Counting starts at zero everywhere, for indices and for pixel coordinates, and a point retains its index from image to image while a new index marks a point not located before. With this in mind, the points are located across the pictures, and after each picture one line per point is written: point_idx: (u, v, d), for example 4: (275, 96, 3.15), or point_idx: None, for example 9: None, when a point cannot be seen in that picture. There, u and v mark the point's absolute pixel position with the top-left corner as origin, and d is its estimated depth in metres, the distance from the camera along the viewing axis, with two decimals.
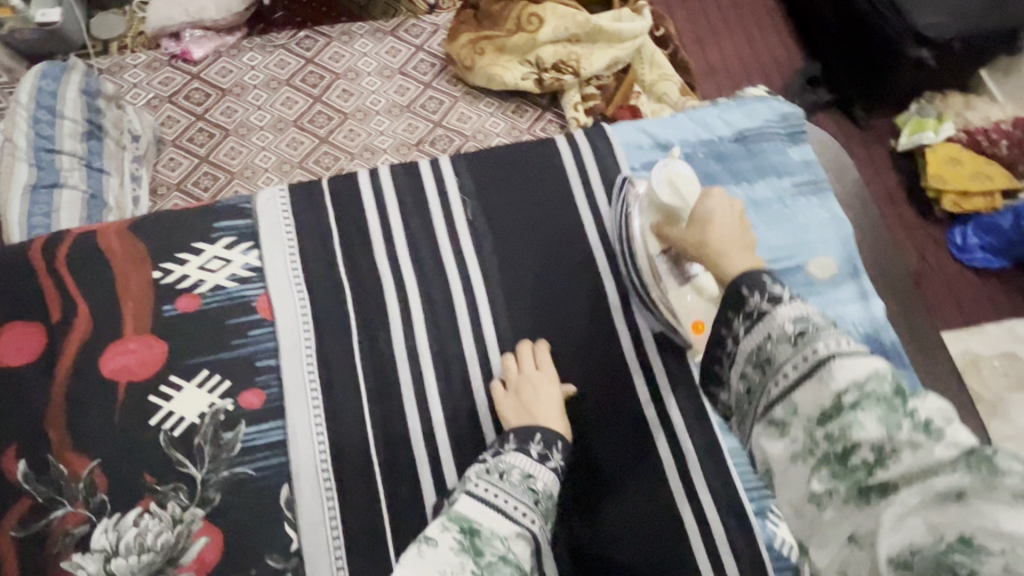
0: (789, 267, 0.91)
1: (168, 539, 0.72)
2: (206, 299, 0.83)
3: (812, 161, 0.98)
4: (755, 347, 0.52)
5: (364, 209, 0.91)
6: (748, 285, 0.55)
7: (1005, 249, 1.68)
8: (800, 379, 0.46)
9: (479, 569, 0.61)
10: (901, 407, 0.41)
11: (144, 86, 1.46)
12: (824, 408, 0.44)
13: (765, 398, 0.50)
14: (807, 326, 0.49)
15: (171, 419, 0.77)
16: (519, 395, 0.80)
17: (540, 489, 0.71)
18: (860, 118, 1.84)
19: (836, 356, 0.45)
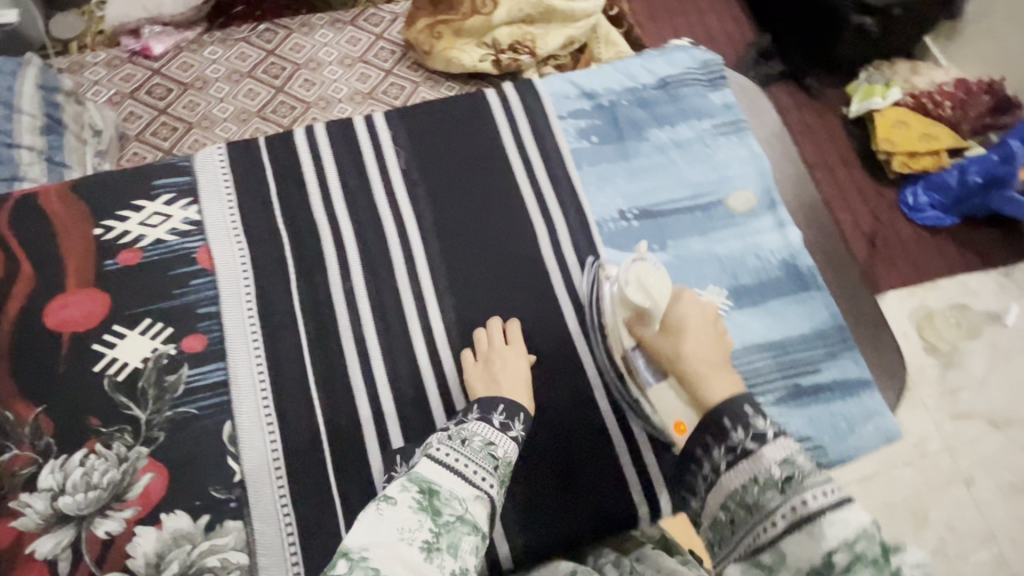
0: (709, 203, 0.95)
1: (114, 477, 0.75)
2: (147, 252, 0.86)
3: (732, 103, 1.02)
4: (742, 488, 0.57)
5: (301, 166, 0.94)
6: (729, 417, 0.62)
7: (955, 206, 1.70)
8: (787, 530, 0.51)
9: (437, 528, 0.57)
10: (886, 566, 0.44)
11: (106, 83, 1.49)
12: (814, 564, 0.48)
13: (752, 541, 0.54)
14: (792, 472, 0.54)
15: (114, 365, 0.80)
16: (488, 365, 0.82)
17: (500, 456, 0.70)
18: (814, 88, 1.88)
19: (823, 510, 0.50)
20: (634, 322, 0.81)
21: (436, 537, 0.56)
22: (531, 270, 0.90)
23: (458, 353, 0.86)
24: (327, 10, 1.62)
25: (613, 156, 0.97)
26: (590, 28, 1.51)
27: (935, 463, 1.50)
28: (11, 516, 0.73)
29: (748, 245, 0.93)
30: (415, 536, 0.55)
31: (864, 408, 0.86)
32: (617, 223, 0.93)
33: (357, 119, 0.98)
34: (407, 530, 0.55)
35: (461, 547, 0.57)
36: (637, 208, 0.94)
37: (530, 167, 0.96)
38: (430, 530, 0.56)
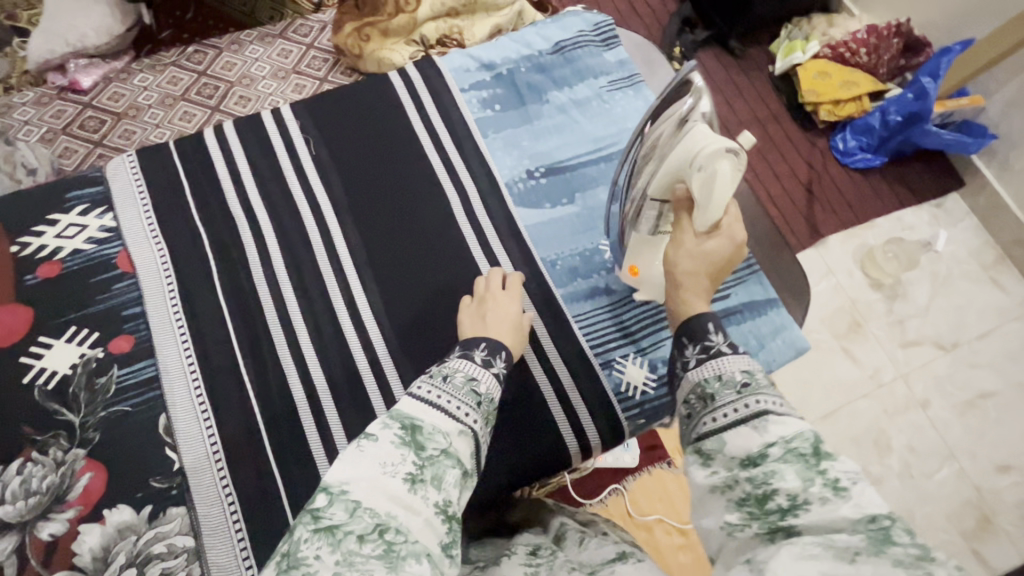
0: (612, 152, 1.00)
1: (53, 480, 0.76)
2: (66, 263, 0.87)
3: (626, 60, 1.08)
4: (703, 378, 0.59)
5: (215, 167, 0.97)
6: (715, 326, 0.64)
7: (882, 145, 1.78)
8: (736, 422, 0.52)
9: (421, 461, 0.57)
10: (815, 464, 0.46)
11: (36, 122, 1.46)
12: (750, 452, 0.49)
13: (701, 429, 0.55)
14: (751, 380, 0.56)
15: (44, 375, 0.81)
16: (482, 304, 0.83)
17: (482, 393, 0.68)
18: (738, 50, 1.94)
19: (771, 411, 0.51)
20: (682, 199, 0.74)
21: (420, 470, 0.57)
22: (450, 235, 0.94)
23: (382, 323, 0.89)
24: (256, 25, 1.63)
25: (516, 120, 1.02)
26: (515, 13, 1.52)
27: (890, 391, 1.56)
28: None
29: None
30: (398, 469, 0.56)
31: (771, 324, 0.91)
32: (526, 181, 0.98)
33: (265, 113, 1.01)
34: (389, 464, 0.56)
35: (445, 479, 0.57)
36: (543, 166, 0.99)
37: (439, 142, 1.00)
38: (414, 463, 0.57)
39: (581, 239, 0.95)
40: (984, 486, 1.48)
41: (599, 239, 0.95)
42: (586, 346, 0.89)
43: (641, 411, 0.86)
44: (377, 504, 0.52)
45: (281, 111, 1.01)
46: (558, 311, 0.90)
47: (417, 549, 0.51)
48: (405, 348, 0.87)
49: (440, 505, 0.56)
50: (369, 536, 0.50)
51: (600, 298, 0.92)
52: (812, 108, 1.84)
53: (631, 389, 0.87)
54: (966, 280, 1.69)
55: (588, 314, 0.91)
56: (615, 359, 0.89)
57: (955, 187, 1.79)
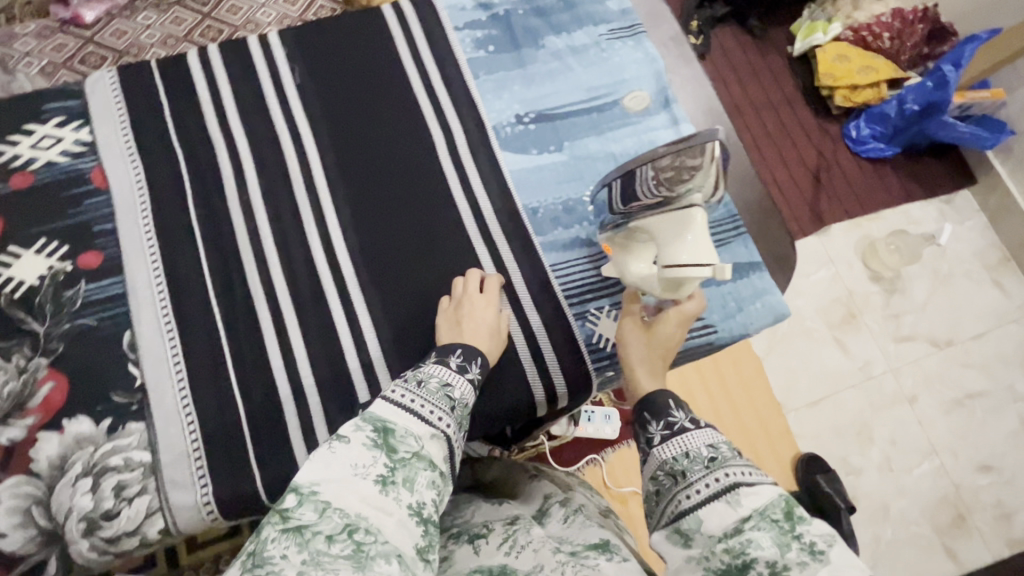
0: (605, 104, 0.97)
1: (14, 387, 0.76)
2: (39, 174, 0.86)
3: (629, 9, 1.04)
4: (670, 457, 0.60)
5: (196, 89, 0.94)
6: (678, 402, 0.65)
7: (896, 135, 1.73)
8: (711, 499, 0.54)
9: (393, 463, 0.57)
10: (789, 530, 0.50)
11: (34, 53, 1.37)
12: (726, 528, 0.52)
13: (676, 506, 0.57)
14: (717, 454, 0.58)
15: (11, 284, 0.81)
16: (458, 309, 0.80)
17: (457, 398, 0.67)
18: (757, 28, 1.87)
19: (741, 483, 0.54)
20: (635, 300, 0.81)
21: (391, 472, 0.56)
22: (431, 176, 0.92)
23: (355, 259, 0.87)
24: None
25: (509, 64, 0.99)
26: None
27: (878, 383, 1.54)
28: None
29: (643, 141, 0.95)
30: (370, 471, 0.55)
31: (751, 288, 0.89)
32: (514, 127, 0.95)
33: (251, 38, 0.97)
34: (361, 466, 0.55)
35: (418, 481, 0.57)
36: (533, 111, 0.96)
37: (429, 81, 0.97)
38: (386, 465, 0.56)
39: (566, 189, 0.92)
40: (963, 485, 1.47)
41: (584, 189, 0.92)
42: (561, 294, 0.87)
43: (610, 362, 0.85)
44: (348, 505, 0.52)
45: (268, 38, 0.98)
46: (535, 260, 0.88)
47: (386, 551, 0.50)
48: (378, 286, 0.86)
49: (415, 507, 0.55)
50: (338, 536, 0.50)
51: (580, 249, 0.90)
52: (828, 92, 1.78)
53: (603, 341, 0.86)
54: (966, 279, 1.66)
55: (566, 263, 0.89)
56: (589, 311, 0.87)
57: (965, 183, 1.75)
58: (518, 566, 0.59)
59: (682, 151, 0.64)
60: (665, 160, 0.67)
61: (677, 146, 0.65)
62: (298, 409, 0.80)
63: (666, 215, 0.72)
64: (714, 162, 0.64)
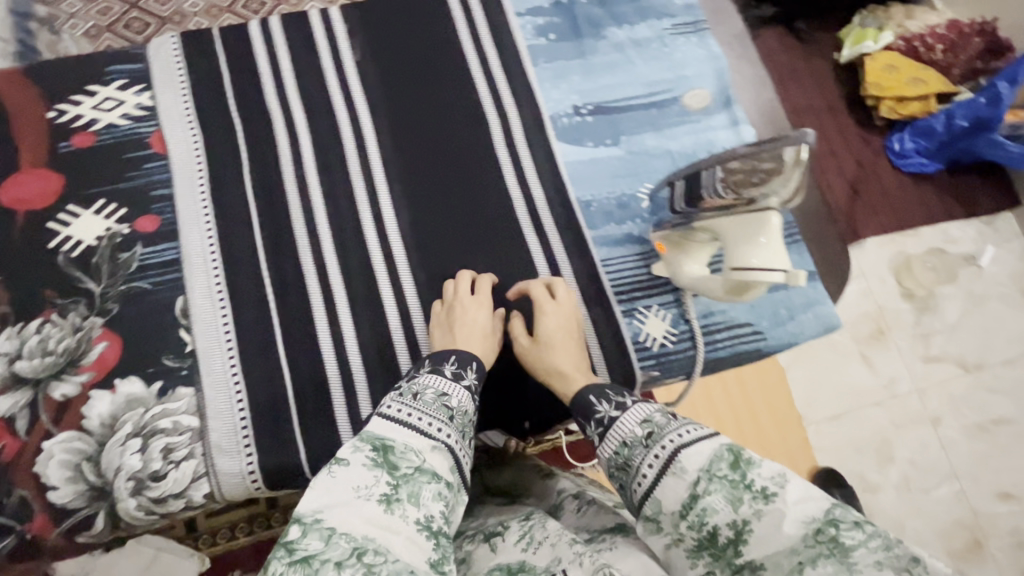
0: (665, 100, 0.95)
1: (70, 344, 0.78)
2: (101, 135, 0.87)
3: (693, 4, 1.01)
4: (615, 450, 0.67)
5: (256, 59, 0.94)
6: (597, 396, 0.73)
7: (941, 151, 1.68)
8: (660, 477, 0.61)
9: (395, 480, 0.58)
10: (738, 484, 0.56)
11: (80, 14, 1.21)
12: (683, 500, 0.58)
13: (636, 497, 0.62)
14: (652, 428, 0.65)
15: (70, 243, 0.82)
16: (450, 311, 0.80)
17: (455, 407, 0.69)
18: (803, 32, 1.82)
19: (681, 451, 0.61)
20: (523, 349, 0.81)
21: (395, 490, 0.57)
22: (485, 163, 0.91)
23: (407, 241, 0.87)
24: None
25: (570, 54, 0.97)
26: None
27: (904, 403, 1.51)
28: None
29: (702, 141, 0.93)
30: (373, 491, 0.56)
31: (804, 297, 0.88)
32: (572, 117, 0.94)
33: (313, 11, 0.97)
34: (363, 487, 0.56)
35: (423, 495, 0.58)
36: (592, 103, 0.94)
37: (488, 66, 0.95)
38: (388, 483, 0.57)
39: (620, 184, 0.91)
40: (981, 510, 1.45)
41: (639, 186, 0.91)
42: (609, 289, 0.86)
43: (656, 362, 0.84)
44: (354, 528, 0.52)
45: (330, 12, 0.97)
46: (586, 254, 0.87)
47: (399, 568, 0.51)
48: (428, 269, 0.86)
49: (422, 521, 0.56)
50: (347, 561, 0.50)
51: (630, 247, 0.89)
52: (874, 102, 1.73)
53: (650, 339, 0.85)
54: (1004, 303, 1.62)
55: (617, 260, 0.88)
56: (638, 308, 0.86)
57: (1008, 207, 1.70)
58: (536, 562, 0.59)
59: (758, 153, 0.63)
60: (737, 161, 0.65)
61: (755, 147, 0.63)
62: (343, 386, 0.80)
63: (735, 217, 0.71)
64: (796, 167, 0.63)
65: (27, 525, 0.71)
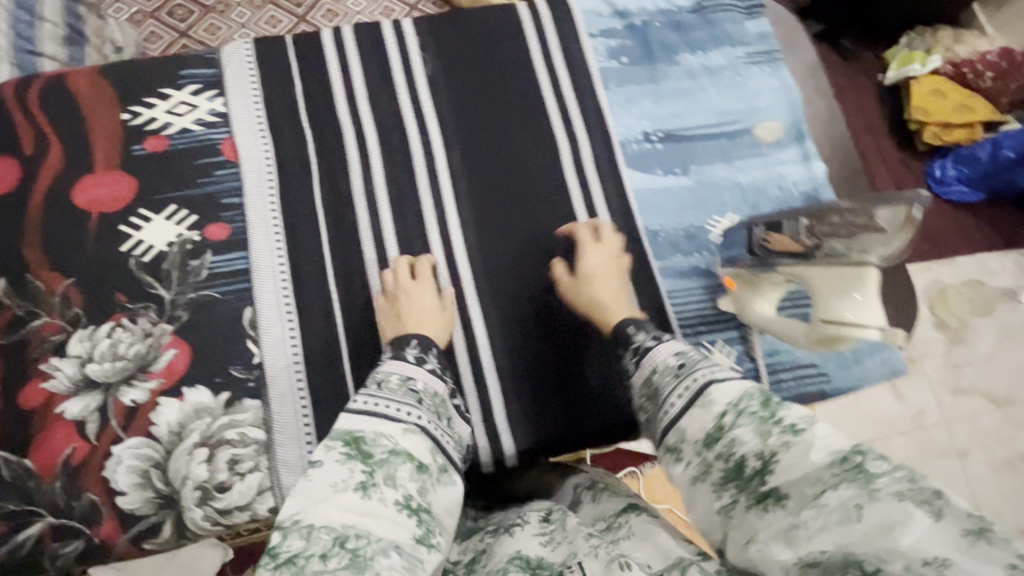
0: (736, 131, 0.94)
1: (139, 349, 0.78)
2: (174, 140, 0.87)
3: (768, 33, 1.00)
4: (645, 377, 0.65)
5: (329, 69, 0.94)
6: (635, 326, 0.72)
7: (984, 180, 1.48)
8: (687, 406, 0.57)
9: (370, 467, 0.53)
10: (769, 419, 0.51)
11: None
12: (710, 430, 0.54)
13: (660, 426, 0.59)
14: (685, 360, 0.62)
15: (141, 247, 0.82)
16: (395, 300, 0.80)
17: (422, 389, 0.65)
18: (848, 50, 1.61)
19: (713, 382, 0.57)
20: (565, 285, 0.83)
21: (370, 476, 0.53)
22: (554, 186, 0.90)
23: (474, 262, 0.87)
24: None
25: (641, 78, 0.96)
26: None
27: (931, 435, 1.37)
28: (42, 378, 0.76)
29: (772, 175, 0.92)
30: (348, 482, 0.52)
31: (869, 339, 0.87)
32: (641, 144, 0.93)
33: (386, 23, 0.96)
34: (339, 482, 0.51)
35: (399, 476, 0.54)
36: (662, 130, 0.93)
37: (559, 88, 0.94)
38: (363, 470, 0.53)
39: (689, 216, 0.90)
40: None
41: (707, 218, 0.90)
42: (675, 321, 0.85)
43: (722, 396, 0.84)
44: (332, 519, 0.48)
45: (403, 26, 0.97)
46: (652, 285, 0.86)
47: (383, 546, 0.48)
48: (494, 292, 0.86)
49: (402, 502, 0.53)
50: (332, 551, 0.46)
51: (696, 279, 0.88)
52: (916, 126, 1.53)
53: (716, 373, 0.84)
54: None
55: (682, 291, 0.87)
56: (703, 341, 0.85)
57: None
58: (553, 559, 0.57)
59: (859, 209, 0.65)
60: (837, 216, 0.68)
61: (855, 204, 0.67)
62: None
63: (830, 271, 0.68)
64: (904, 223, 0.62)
65: (96, 529, 0.72)
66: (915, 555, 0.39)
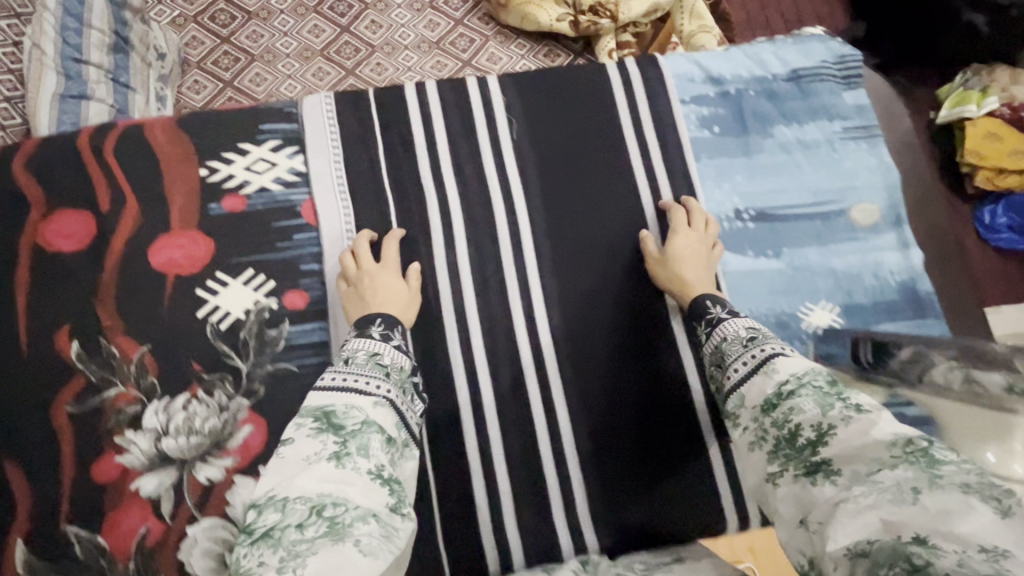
0: (832, 211, 0.90)
1: (215, 424, 0.76)
2: (252, 200, 0.84)
3: (866, 106, 0.95)
4: (715, 344, 0.74)
5: (411, 128, 0.90)
6: (712, 301, 0.78)
7: None
8: (751, 374, 0.66)
9: (342, 438, 0.58)
10: (835, 395, 0.57)
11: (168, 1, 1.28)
12: (768, 397, 0.62)
13: (727, 385, 0.69)
14: (755, 335, 0.71)
15: (217, 313, 0.79)
16: (359, 287, 0.78)
17: (388, 364, 0.69)
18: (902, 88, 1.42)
19: (779, 357, 0.65)
20: (654, 263, 0.84)
21: (343, 446, 0.57)
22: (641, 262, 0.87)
23: (557, 339, 0.84)
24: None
25: (734, 150, 0.92)
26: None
27: None
28: (117, 452, 0.74)
29: (867, 262, 0.88)
30: (321, 454, 0.56)
31: None
32: (733, 223, 0.89)
33: (471, 81, 0.93)
34: (311, 455, 0.56)
35: (371, 446, 0.59)
36: (754, 208, 0.90)
37: (649, 158, 0.91)
38: (336, 442, 0.58)
39: (781, 300, 0.86)
40: None
41: (800, 304, 0.86)
42: None
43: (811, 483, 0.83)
44: (308, 490, 0.53)
45: (488, 85, 0.93)
46: None
47: (360, 514, 0.52)
48: (577, 372, 0.83)
49: (373, 471, 0.57)
50: (308, 521, 0.50)
51: None
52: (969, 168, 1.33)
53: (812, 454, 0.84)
54: None
55: None
56: None
57: None
58: None
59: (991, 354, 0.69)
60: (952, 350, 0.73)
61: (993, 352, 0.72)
62: (487, 488, 0.79)
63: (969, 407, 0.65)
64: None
65: None
66: (974, 541, 0.40)
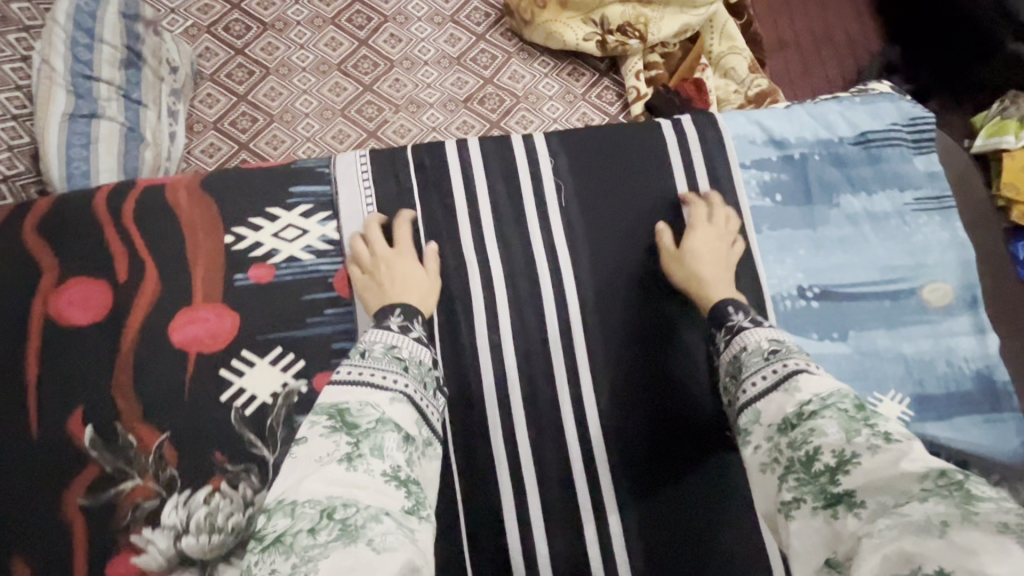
0: (902, 291, 0.84)
1: (238, 521, 0.69)
2: (281, 271, 0.78)
3: (938, 172, 0.89)
4: (733, 354, 0.68)
5: (452, 190, 0.84)
6: (733, 306, 0.72)
7: None
8: (771, 389, 0.61)
9: (355, 438, 0.54)
10: (860, 421, 0.53)
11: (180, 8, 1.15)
12: (787, 416, 0.58)
13: (742, 399, 0.64)
14: (778, 347, 0.65)
15: (242, 397, 0.73)
16: (377, 274, 0.75)
17: (407, 357, 0.65)
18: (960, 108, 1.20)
19: (800, 373, 0.60)
20: (665, 263, 0.80)
21: (356, 447, 0.54)
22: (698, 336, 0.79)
23: (606, 425, 0.76)
24: None
25: (798, 221, 0.85)
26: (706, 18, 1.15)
27: None
28: (133, 552, 0.68)
29: (940, 347, 0.82)
30: (333, 456, 0.53)
31: None
32: (796, 301, 0.82)
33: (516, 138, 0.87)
34: (323, 456, 0.53)
35: (386, 446, 0.55)
36: (818, 285, 0.83)
37: None
38: (348, 442, 0.54)
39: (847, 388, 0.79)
40: None
41: (867, 393, 0.79)
42: None
43: None
44: (317, 493, 0.49)
45: (534, 144, 0.87)
46: None
47: (373, 514, 0.48)
48: (625, 454, 0.75)
49: (389, 472, 0.53)
50: (320, 525, 0.47)
51: None
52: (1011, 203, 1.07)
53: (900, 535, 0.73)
54: None
55: None
56: None
57: None
58: None
59: None
60: None
61: None
62: None
63: None
64: None
65: None
66: None
